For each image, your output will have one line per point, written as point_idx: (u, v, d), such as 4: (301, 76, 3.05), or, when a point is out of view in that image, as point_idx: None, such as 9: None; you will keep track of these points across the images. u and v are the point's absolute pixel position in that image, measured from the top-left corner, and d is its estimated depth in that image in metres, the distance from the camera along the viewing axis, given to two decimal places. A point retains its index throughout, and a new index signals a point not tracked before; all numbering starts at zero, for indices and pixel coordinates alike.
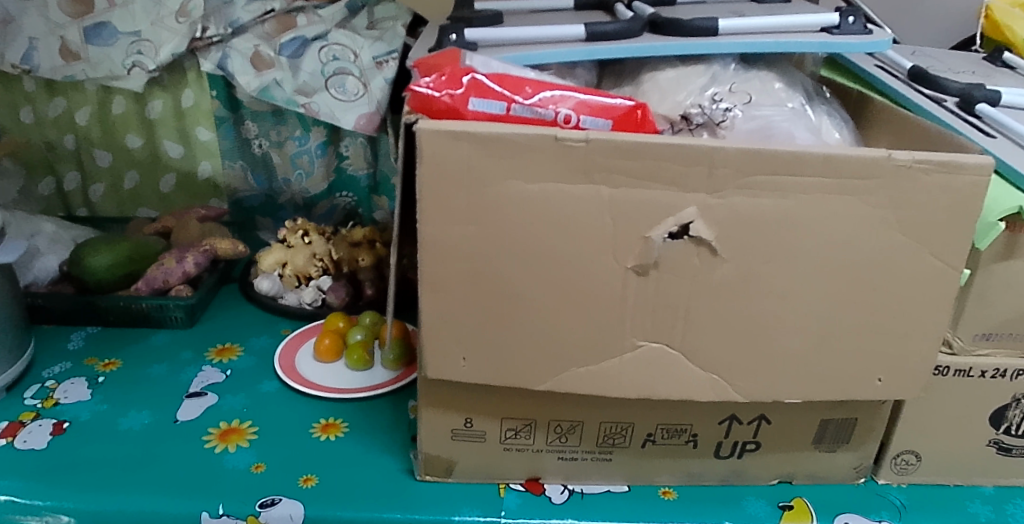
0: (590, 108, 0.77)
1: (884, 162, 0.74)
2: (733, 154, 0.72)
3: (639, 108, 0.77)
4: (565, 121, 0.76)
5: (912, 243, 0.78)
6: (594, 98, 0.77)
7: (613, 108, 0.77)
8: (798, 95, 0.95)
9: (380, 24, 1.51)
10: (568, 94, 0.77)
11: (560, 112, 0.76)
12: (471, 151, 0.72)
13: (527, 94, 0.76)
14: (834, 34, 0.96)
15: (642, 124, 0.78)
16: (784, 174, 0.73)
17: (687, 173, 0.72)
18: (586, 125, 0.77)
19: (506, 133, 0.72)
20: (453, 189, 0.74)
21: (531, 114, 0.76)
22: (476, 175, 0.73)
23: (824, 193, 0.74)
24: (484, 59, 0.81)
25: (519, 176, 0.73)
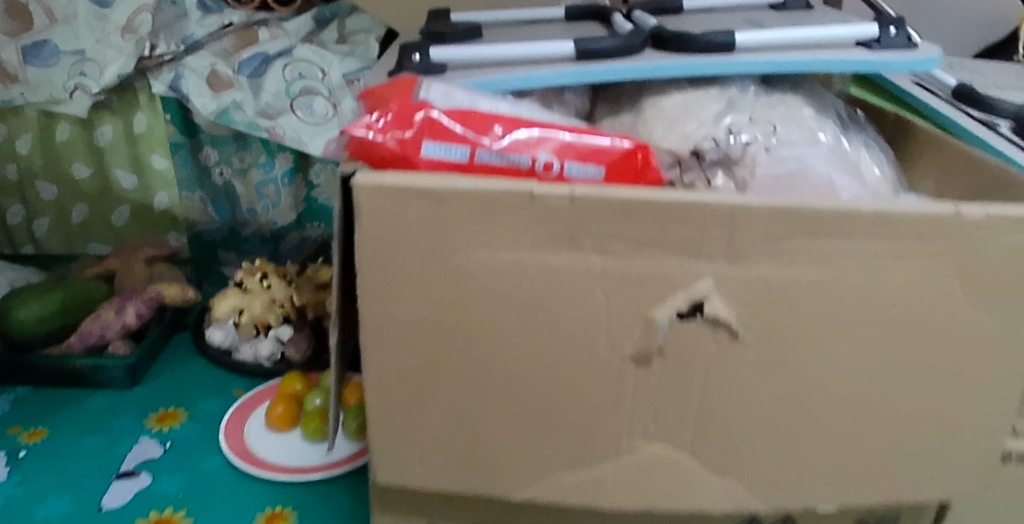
0: (576, 152, 0.60)
1: (950, 220, 0.58)
2: (762, 214, 0.56)
3: (638, 151, 0.61)
4: (545, 170, 0.60)
5: (985, 319, 0.61)
6: (581, 140, 0.61)
7: (606, 152, 0.61)
8: (831, 123, 0.78)
9: (351, 37, 1.35)
10: (548, 133, 0.60)
11: (538, 157, 0.60)
12: (425, 209, 0.57)
13: (496, 136, 0.59)
14: (876, 49, 0.80)
15: (643, 174, 0.61)
16: (826, 236, 0.57)
17: (700, 238, 0.56)
18: (571, 173, 0.60)
19: (469, 187, 0.56)
20: (402, 257, 0.58)
21: (500, 161, 0.59)
22: (431, 238, 0.58)
23: (877, 259, 0.58)
24: (443, 87, 0.64)
25: (485, 242, 0.57)
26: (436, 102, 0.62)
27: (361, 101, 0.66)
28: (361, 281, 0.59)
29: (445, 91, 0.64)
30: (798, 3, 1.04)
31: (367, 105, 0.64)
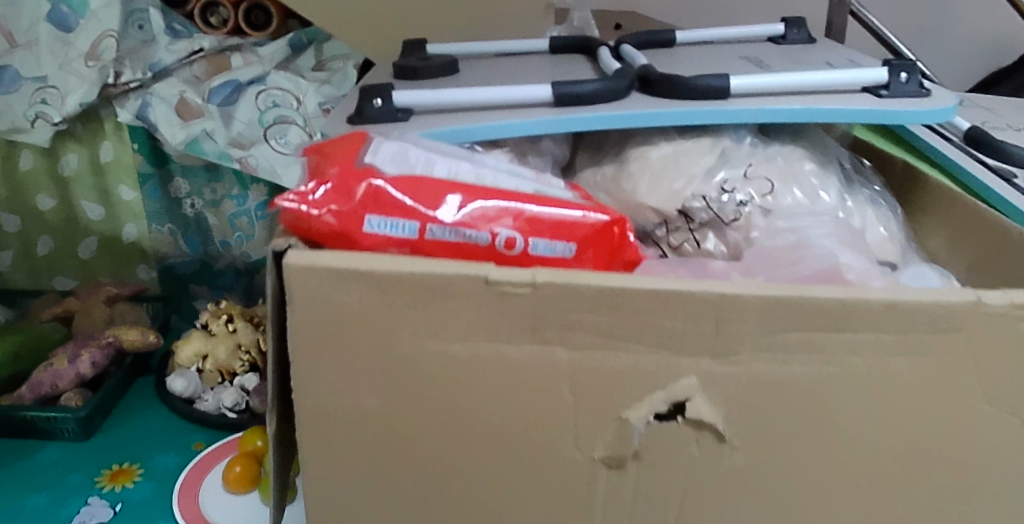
0: (543, 226, 0.53)
1: (969, 311, 0.51)
2: (755, 305, 0.49)
3: (615, 226, 0.54)
4: (506, 247, 0.53)
5: (1007, 422, 0.54)
6: (550, 212, 0.53)
7: (577, 226, 0.54)
8: (834, 180, 0.71)
9: (329, 63, 1.25)
10: (510, 205, 0.53)
11: (498, 233, 0.52)
12: (367, 295, 0.50)
13: (450, 210, 0.52)
14: (885, 97, 0.73)
15: (619, 250, 0.55)
16: (828, 329, 0.51)
17: (685, 331, 0.50)
18: (537, 250, 0.53)
19: (417, 271, 0.49)
20: (340, 346, 0.51)
21: (453, 238, 0.52)
22: (374, 325, 0.50)
23: (885, 353, 0.52)
24: (397, 144, 0.57)
25: (435, 332, 0.50)
26: (386, 164, 0.54)
27: (305, 157, 0.58)
28: (294, 371, 0.52)
29: (398, 149, 0.56)
30: (799, 36, 0.97)
31: (311, 163, 0.57)
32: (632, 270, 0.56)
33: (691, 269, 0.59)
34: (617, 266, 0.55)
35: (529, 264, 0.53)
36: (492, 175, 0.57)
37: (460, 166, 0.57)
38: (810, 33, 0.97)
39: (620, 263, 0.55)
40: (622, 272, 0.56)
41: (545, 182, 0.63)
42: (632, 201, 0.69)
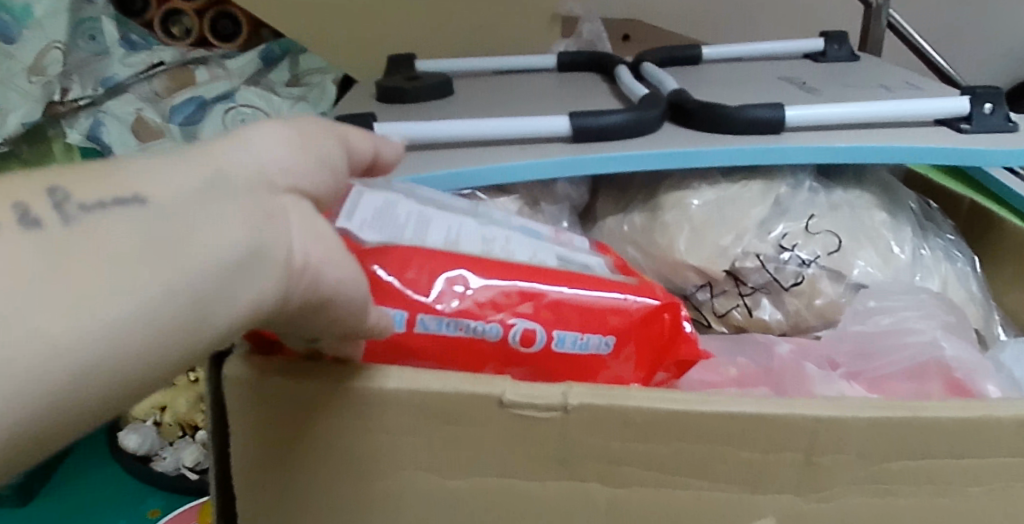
0: (573, 314, 0.43)
1: None
2: (860, 430, 0.37)
3: (667, 311, 0.44)
4: (520, 342, 0.42)
5: None
6: (580, 296, 0.43)
7: (614, 314, 0.43)
8: (908, 231, 0.59)
9: (304, 79, 1.07)
10: (530, 288, 0.42)
11: (514, 326, 0.42)
12: (343, 409, 0.38)
13: (449, 297, 0.41)
14: (967, 131, 0.61)
15: (670, 344, 0.45)
16: (947, 456, 0.38)
17: (759, 464, 0.37)
18: (563, 346, 0.43)
19: (408, 385, 0.37)
20: (309, 468, 0.40)
21: (453, 332, 0.41)
22: (351, 445, 0.39)
23: (1013, 482, 0.39)
24: (380, 193, 0.44)
25: (428, 460, 0.39)
26: (366, 226, 0.42)
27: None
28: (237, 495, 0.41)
29: (382, 202, 0.43)
30: (841, 52, 0.85)
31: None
32: (684, 370, 0.47)
33: (756, 361, 0.48)
34: (667, 363, 0.46)
35: (550, 362, 0.43)
36: (503, 237, 0.45)
37: (462, 226, 0.45)
38: (853, 49, 0.85)
39: (672, 361, 0.46)
40: (672, 371, 0.46)
41: (565, 241, 0.50)
42: (669, 259, 0.56)
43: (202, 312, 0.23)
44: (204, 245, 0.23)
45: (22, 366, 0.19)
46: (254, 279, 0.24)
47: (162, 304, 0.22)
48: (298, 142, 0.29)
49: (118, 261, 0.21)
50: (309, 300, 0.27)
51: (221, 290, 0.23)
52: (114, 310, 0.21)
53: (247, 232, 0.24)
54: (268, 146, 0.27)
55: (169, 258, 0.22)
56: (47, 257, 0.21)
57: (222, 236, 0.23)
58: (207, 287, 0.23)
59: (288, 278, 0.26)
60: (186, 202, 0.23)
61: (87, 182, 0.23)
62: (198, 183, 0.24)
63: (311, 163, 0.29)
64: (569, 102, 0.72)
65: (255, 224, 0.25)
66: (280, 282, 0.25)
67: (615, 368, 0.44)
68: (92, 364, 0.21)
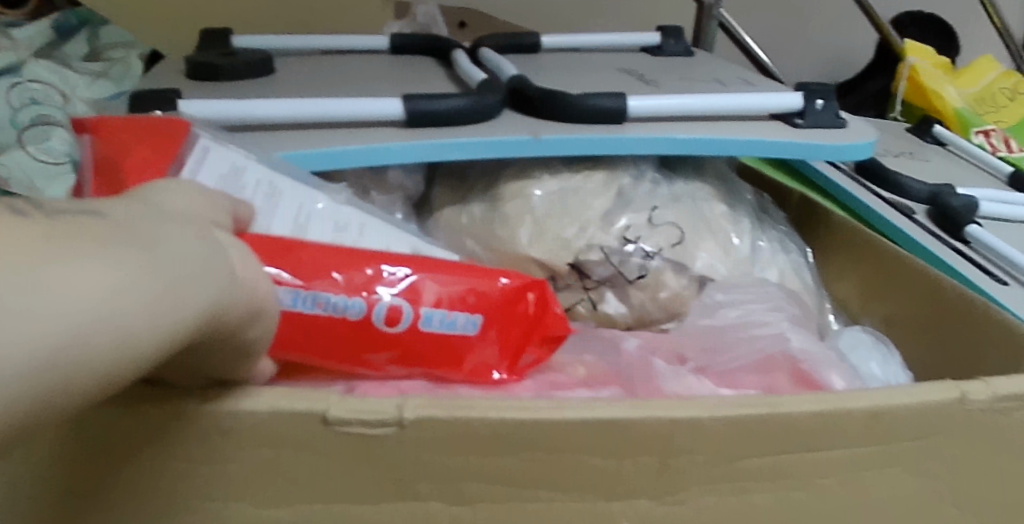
0: (439, 291, 0.41)
1: (953, 410, 0.40)
2: (714, 430, 0.35)
3: (531, 289, 0.43)
4: (383, 323, 0.40)
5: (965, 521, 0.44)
6: (443, 271, 0.42)
7: (477, 291, 0.42)
8: (746, 222, 0.60)
9: (106, 53, 0.92)
10: (391, 264, 0.41)
11: (378, 301, 0.40)
12: (133, 432, 0.32)
13: (306, 273, 0.40)
14: (801, 127, 0.62)
15: (536, 323, 0.43)
16: (799, 451, 0.37)
17: (614, 471, 0.35)
18: (430, 325, 0.41)
19: (217, 405, 0.32)
20: (93, 507, 0.33)
21: (310, 311, 0.39)
22: (149, 474, 0.33)
23: (858, 471, 0.39)
24: (230, 154, 0.45)
25: (240, 490, 0.33)
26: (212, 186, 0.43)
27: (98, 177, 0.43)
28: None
29: (232, 165, 0.44)
30: (676, 46, 0.85)
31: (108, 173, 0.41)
32: (552, 347, 0.44)
33: (605, 358, 0.46)
34: (535, 344, 0.44)
35: (416, 344, 0.41)
36: (357, 224, 0.46)
37: (315, 203, 0.46)
38: (688, 44, 0.85)
39: (539, 338, 0.44)
40: (542, 350, 0.44)
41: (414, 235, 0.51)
42: (510, 252, 0.53)
43: (174, 303, 0.25)
44: (173, 244, 0.26)
45: (34, 323, 0.21)
46: (208, 279, 0.27)
47: (145, 287, 0.24)
48: (198, 192, 0.33)
49: (103, 238, 0.24)
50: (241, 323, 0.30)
51: (187, 283, 0.26)
52: (111, 281, 0.23)
53: (197, 243, 0.28)
54: (182, 196, 0.31)
55: (145, 248, 0.25)
56: (43, 236, 0.23)
57: (177, 243, 0.27)
58: (177, 278, 0.26)
59: (231, 289, 0.29)
60: (132, 217, 0.26)
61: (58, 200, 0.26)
62: (146, 209, 0.28)
63: (214, 211, 0.33)
64: (402, 85, 0.67)
65: (202, 242, 0.28)
66: (227, 289, 0.28)
67: (481, 351, 0.42)
68: (81, 337, 0.22)
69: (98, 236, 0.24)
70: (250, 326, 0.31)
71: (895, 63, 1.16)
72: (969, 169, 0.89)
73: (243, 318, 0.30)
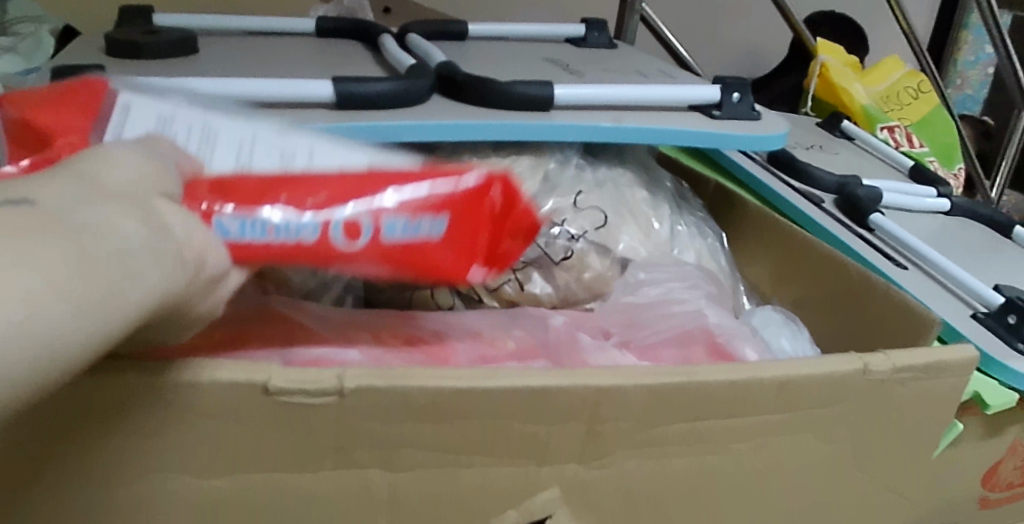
0: (397, 192, 0.37)
1: (855, 378, 0.43)
2: (640, 398, 0.37)
3: (495, 178, 0.39)
4: (345, 236, 0.35)
5: (863, 479, 0.48)
6: (395, 174, 0.37)
7: (442, 190, 0.37)
8: (666, 208, 0.62)
9: (13, 27, 0.88)
10: (335, 177, 0.37)
11: (332, 216, 0.35)
12: (93, 410, 0.32)
13: (247, 200, 0.35)
14: (718, 118, 0.65)
15: (506, 213, 0.40)
16: (717, 417, 0.40)
17: (546, 437, 0.37)
18: (396, 232, 0.36)
19: (175, 377, 0.32)
20: (51, 483, 0.33)
21: (263, 239, 0.34)
22: (105, 450, 0.33)
23: (771, 435, 0.42)
24: (154, 107, 0.44)
25: (193, 462, 0.34)
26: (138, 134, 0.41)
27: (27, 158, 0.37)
28: None
29: (158, 116, 0.43)
30: (600, 38, 0.88)
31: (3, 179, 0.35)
32: (528, 240, 0.42)
33: (533, 333, 0.47)
34: (508, 235, 0.41)
35: (384, 258, 0.36)
36: (307, 150, 0.41)
37: (257, 132, 0.42)
38: (611, 37, 0.88)
39: (512, 230, 0.41)
40: (516, 241, 0.41)
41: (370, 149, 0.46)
42: None
43: (112, 288, 0.25)
44: (112, 235, 0.26)
45: None
46: (154, 267, 0.27)
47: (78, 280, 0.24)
48: (141, 159, 0.32)
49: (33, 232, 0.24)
50: (191, 290, 0.30)
51: (127, 273, 0.26)
52: (42, 278, 0.23)
53: (138, 229, 0.27)
54: (128, 164, 0.31)
55: (80, 240, 0.25)
56: None
57: (116, 232, 0.26)
58: (117, 269, 0.25)
59: (181, 271, 0.29)
60: (67, 206, 0.26)
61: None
62: (72, 191, 0.27)
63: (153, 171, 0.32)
64: (331, 68, 0.67)
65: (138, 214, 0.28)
66: (177, 272, 0.28)
67: (456, 250, 0.38)
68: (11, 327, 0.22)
69: (25, 230, 0.24)
70: (194, 296, 0.30)
71: (804, 61, 1.22)
72: (873, 161, 0.95)
73: (189, 298, 0.30)
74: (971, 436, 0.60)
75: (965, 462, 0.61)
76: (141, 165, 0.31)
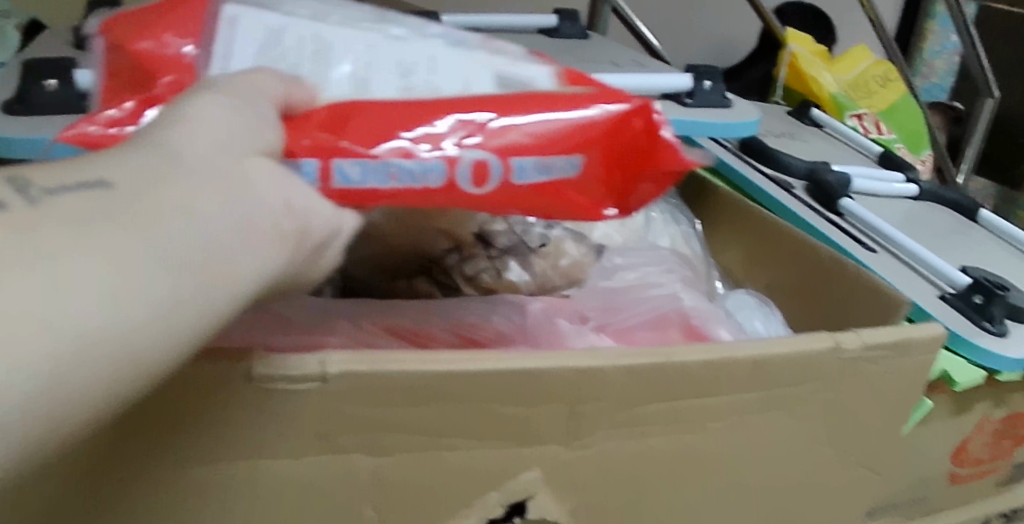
0: (526, 139, 0.38)
1: (826, 356, 0.44)
2: (615, 380, 0.38)
3: (633, 116, 0.39)
4: (473, 181, 0.38)
5: (836, 455, 0.49)
6: (526, 110, 0.38)
7: (573, 132, 0.38)
8: None
9: None
10: (464, 113, 0.38)
11: (459, 160, 0.37)
12: (172, 398, 0.33)
13: (372, 141, 0.36)
14: (690, 106, 0.66)
15: (644, 153, 0.40)
16: (691, 398, 0.41)
17: (525, 420, 0.37)
18: (523, 175, 0.38)
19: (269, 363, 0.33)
20: (159, 470, 0.34)
21: (385, 183, 0.37)
22: (207, 434, 0.34)
23: (745, 414, 0.43)
24: (259, 18, 0.40)
25: (302, 442, 0.35)
26: (252, 54, 0.39)
27: (128, 100, 0.38)
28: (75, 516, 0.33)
29: (267, 30, 0.39)
30: (572, 28, 0.88)
31: (101, 133, 0.37)
32: (666, 184, 0.41)
33: (511, 319, 0.47)
34: (647, 175, 0.40)
35: (511, 198, 0.39)
36: (428, 61, 0.40)
37: (376, 49, 0.40)
38: (583, 27, 0.88)
39: (652, 170, 0.40)
40: (654, 184, 0.41)
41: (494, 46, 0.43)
42: None
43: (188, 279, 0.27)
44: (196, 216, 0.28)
45: None
46: (245, 242, 0.29)
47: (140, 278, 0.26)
48: (234, 106, 0.32)
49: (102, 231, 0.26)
50: (289, 260, 0.31)
51: (208, 257, 0.28)
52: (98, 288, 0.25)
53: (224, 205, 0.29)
54: (218, 115, 0.31)
55: (158, 230, 0.27)
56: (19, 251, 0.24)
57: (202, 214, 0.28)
58: (199, 255, 0.27)
59: (277, 239, 0.31)
60: (150, 186, 0.28)
61: (54, 174, 0.27)
62: (147, 165, 0.28)
63: (258, 125, 0.32)
64: None
65: (214, 191, 0.29)
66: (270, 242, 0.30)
67: (584, 188, 0.40)
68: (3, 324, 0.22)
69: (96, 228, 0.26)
70: (299, 264, 0.32)
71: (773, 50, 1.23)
72: (841, 147, 0.97)
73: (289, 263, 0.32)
74: (939, 414, 0.62)
75: (932, 438, 0.63)
76: (231, 114, 0.31)
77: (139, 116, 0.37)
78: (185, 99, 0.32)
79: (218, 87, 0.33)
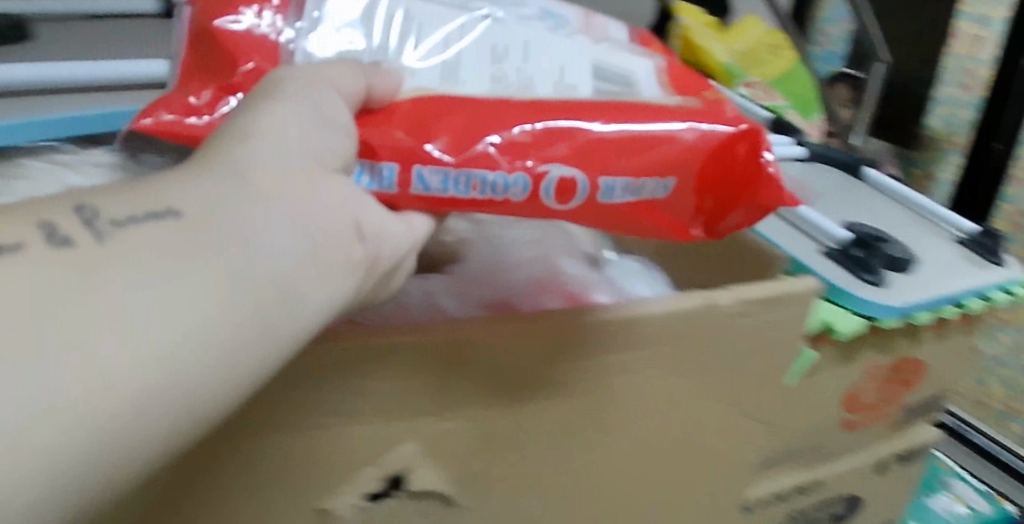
0: (623, 159, 0.42)
1: (700, 313, 0.46)
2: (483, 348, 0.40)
3: (736, 142, 0.43)
4: (560, 194, 0.41)
5: (722, 408, 0.51)
6: (624, 124, 0.42)
7: (667, 150, 0.42)
8: None
9: None
10: (561, 132, 0.41)
11: (545, 176, 0.41)
12: (291, 381, 0.37)
13: (460, 147, 0.40)
14: None
15: (740, 181, 0.43)
16: (562, 359, 0.43)
17: (397, 392, 0.39)
18: (610, 195, 0.42)
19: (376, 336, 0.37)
20: (281, 445, 0.38)
21: (466, 192, 0.40)
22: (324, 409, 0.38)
23: (618, 372, 0.45)
24: None
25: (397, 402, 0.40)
26: (342, 28, 0.45)
27: (205, 87, 0.41)
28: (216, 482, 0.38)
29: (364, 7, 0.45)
30: None
31: (182, 122, 0.40)
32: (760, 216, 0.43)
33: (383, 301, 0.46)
34: (741, 203, 0.43)
35: (596, 212, 0.42)
36: (524, 53, 0.46)
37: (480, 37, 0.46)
38: None
39: (747, 198, 0.43)
40: (746, 211, 0.44)
41: (592, 31, 0.51)
42: None
43: (254, 312, 0.29)
44: (264, 247, 0.30)
45: None
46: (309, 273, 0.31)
47: (207, 302, 0.28)
48: (314, 124, 0.35)
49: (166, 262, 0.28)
50: (358, 287, 0.34)
51: (274, 285, 0.30)
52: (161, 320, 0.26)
53: (294, 237, 0.31)
54: (296, 135, 0.34)
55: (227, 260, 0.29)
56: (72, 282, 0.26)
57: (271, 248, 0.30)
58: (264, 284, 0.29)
59: (350, 269, 0.33)
60: (213, 216, 0.29)
61: (120, 203, 0.29)
62: (209, 192, 0.30)
63: (328, 139, 0.35)
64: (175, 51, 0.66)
65: (273, 216, 0.31)
66: (339, 271, 0.33)
67: (670, 206, 0.44)
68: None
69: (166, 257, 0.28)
70: (364, 285, 0.35)
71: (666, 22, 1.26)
72: None
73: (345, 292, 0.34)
74: (829, 363, 0.65)
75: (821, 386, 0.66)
76: (301, 133, 0.34)
77: (218, 104, 0.40)
78: (258, 107, 0.34)
79: (292, 95, 0.35)
